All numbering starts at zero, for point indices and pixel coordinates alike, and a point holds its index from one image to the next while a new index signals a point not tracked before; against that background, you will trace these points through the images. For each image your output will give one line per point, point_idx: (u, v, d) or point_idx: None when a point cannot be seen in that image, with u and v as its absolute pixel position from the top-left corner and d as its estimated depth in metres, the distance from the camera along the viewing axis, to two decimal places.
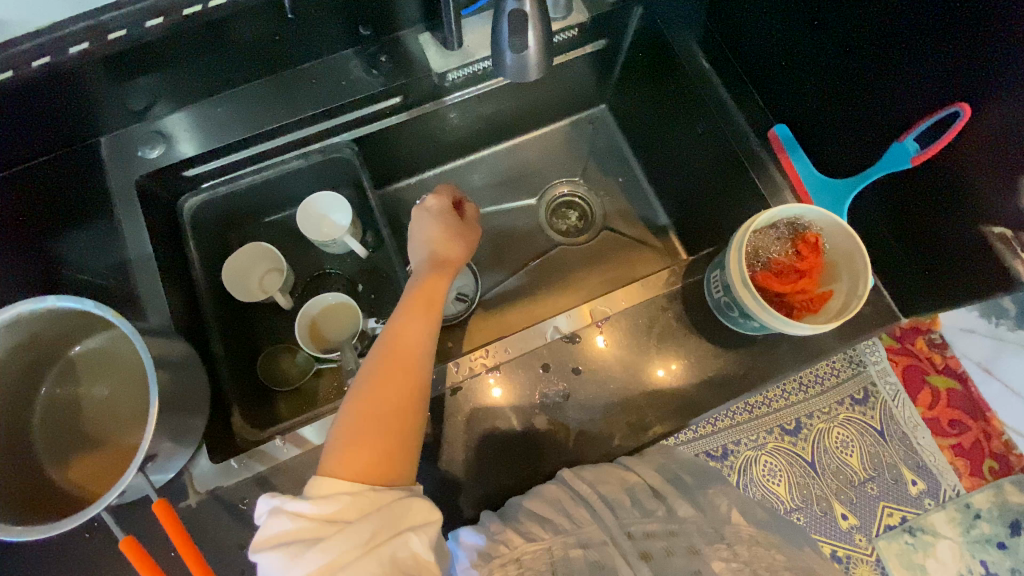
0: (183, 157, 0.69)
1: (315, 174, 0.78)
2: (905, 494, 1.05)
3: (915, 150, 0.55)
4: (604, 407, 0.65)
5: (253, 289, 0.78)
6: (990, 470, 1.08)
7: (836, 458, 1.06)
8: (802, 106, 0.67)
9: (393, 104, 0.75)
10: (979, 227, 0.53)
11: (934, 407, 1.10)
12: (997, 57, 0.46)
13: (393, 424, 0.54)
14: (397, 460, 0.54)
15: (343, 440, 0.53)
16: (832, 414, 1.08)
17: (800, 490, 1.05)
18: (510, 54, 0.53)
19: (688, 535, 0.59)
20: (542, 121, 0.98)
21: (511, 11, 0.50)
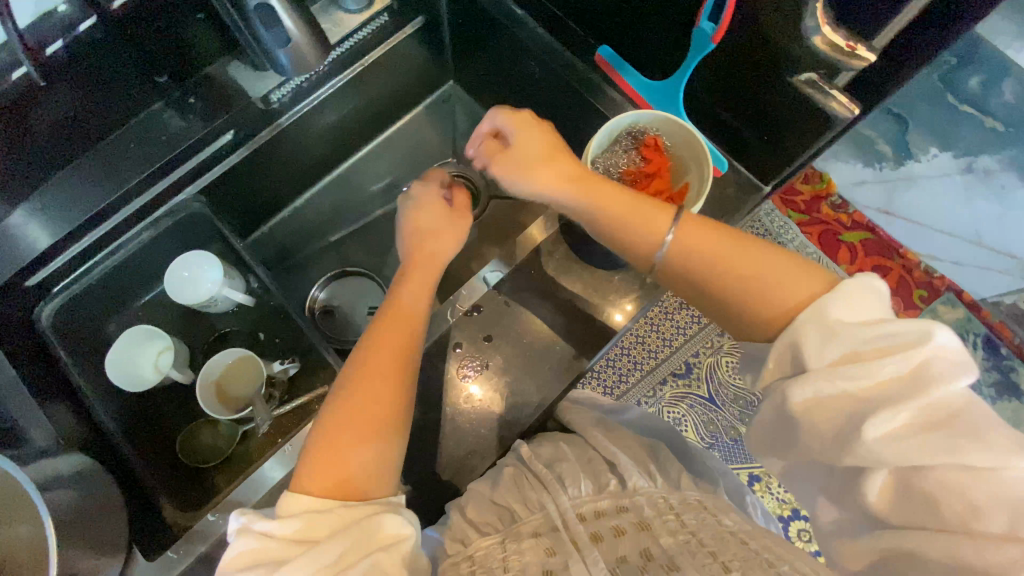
0: (38, 251, 0.63)
1: (175, 241, 0.74)
2: None
3: (711, 30, 0.57)
4: (518, 366, 0.76)
5: (146, 374, 0.72)
6: (921, 299, 1.26)
7: (731, 385, 1.33)
8: (610, 25, 0.69)
9: (229, 140, 0.72)
10: (790, 80, 0.56)
11: (856, 260, 1.27)
12: None
13: (368, 436, 0.51)
14: (374, 476, 0.50)
15: (316, 450, 0.50)
16: (718, 347, 1.35)
17: (708, 427, 1.30)
18: (283, 53, 0.59)
19: (638, 507, 0.58)
20: (396, 114, 0.96)
21: None
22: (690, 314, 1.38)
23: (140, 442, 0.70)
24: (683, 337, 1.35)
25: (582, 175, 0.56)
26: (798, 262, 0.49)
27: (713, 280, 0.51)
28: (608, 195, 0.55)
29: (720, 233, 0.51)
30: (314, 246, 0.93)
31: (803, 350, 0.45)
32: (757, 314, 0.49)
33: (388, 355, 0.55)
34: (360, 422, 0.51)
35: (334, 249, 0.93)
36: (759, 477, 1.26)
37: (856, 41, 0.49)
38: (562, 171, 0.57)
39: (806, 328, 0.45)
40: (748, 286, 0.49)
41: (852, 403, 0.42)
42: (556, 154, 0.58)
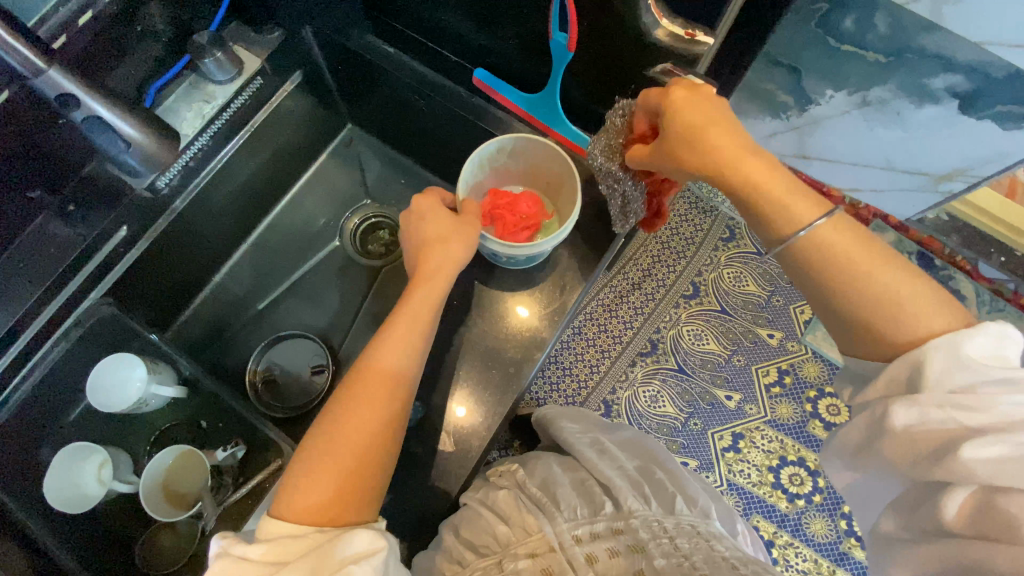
0: None
1: (91, 348, 0.71)
2: (768, 348, 1.36)
3: (565, 40, 0.59)
4: (492, 396, 0.78)
5: (90, 491, 0.69)
6: None
7: (697, 352, 1.36)
8: (480, 47, 0.70)
9: (124, 237, 0.70)
10: (647, 73, 0.58)
11: None
12: None
13: (351, 465, 0.51)
14: (355, 502, 0.50)
15: (298, 470, 0.51)
16: (676, 318, 1.38)
17: (683, 398, 1.32)
18: (132, 157, 0.63)
19: (634, 530, 0.59)
20: (299, 169, 0.95)
21: None
22: (643, 293, 1.40)
23: (97, 565, 0.67)
24: (641, 317, 1.38)
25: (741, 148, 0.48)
26: (938, 294, 0.44)
27: (850, 286, 0.45)
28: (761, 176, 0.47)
29: (862, 245, 0.45)
30: (244, 317, 0.90)
31: (925, 370, 0.41)
32: (890, 329, 0.44)
33: (379, 384, 0.54)
34: (345, 449, 0.51)
35: (266, 315, 0.91)
36: (742, 434, 1.30)
37: (694, 28, 0.52)
38: (702, 146, 0.49)
39: (936, 352, 0.41)
40: (893, 306, 0.44)
41: (956, 429, 0.40)
42: (704, 128, 0.48)
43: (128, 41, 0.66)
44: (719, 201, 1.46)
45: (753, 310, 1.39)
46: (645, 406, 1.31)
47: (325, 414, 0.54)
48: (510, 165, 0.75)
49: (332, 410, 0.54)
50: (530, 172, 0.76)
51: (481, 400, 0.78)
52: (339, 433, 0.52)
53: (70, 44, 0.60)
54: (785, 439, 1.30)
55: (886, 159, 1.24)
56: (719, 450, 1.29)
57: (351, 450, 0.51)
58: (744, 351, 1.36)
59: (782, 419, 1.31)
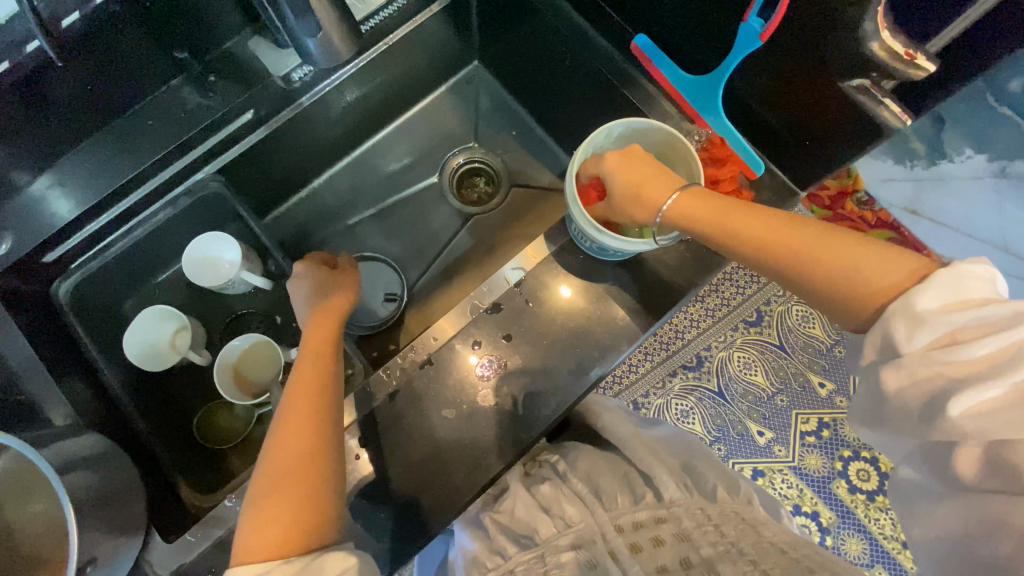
0: (61, 222, 0.62)
1: (192, 220, 0.73)
2: (815, 397, 1.31)
3: (761, 27, 0.54)
4: None
5: (163, 351, 0.72)
6: None
7: (741, 381, 1.32)
8: (653, 14, 0.65)
9: (249, 119, 0.70)
10: (839, 85, 0.53)
11: None
12: None
13: (302, 484, 0.47)
14: (317, 521, 0.46)
15: (247, 517, 0.46)
16: (730, 341, 1.34)
17: (715, 420, 1.30)
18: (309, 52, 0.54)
19: (678, 519, 0.59)
20: (416, 95, 0.92)
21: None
22: (705, 307, 1.35)
23: (158, 421, 0.70)
24: (695, 330, 1.34)
25: (714, 211, 0.53)
26: (883, 249, 0.46)
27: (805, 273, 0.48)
28: (691, 207, 0.54)
29: (801, 232, 0.49)
30: (328, 229, 0.91)
31: (897, 336, 0.42)
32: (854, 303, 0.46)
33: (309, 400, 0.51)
34: (289, 471, 0.47)
35: (349, 232, 0.91)
36: (763, 472, 1.27)
37: (914, 49, 0.46)
38: (646, 202, 0.57)
39: (898, 316, 0.42)
40: (848, 278, 0.46)
41: (945, 381, 0.40)
42: (641, 188, 0.57)
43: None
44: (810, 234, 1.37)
45: (811, 353, 1.33)
46: (674, 417, 1.29)
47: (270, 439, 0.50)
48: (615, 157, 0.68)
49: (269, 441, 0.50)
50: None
51: None
52: (280, 458, 0.48)
53: None
54: (804, 488, 1.26)
55: (1004, 237, 1.21)
56: None
57: (300, 471, 0.47)
58: (788, 392, 1.32)
59: (808, 469, 1.27)
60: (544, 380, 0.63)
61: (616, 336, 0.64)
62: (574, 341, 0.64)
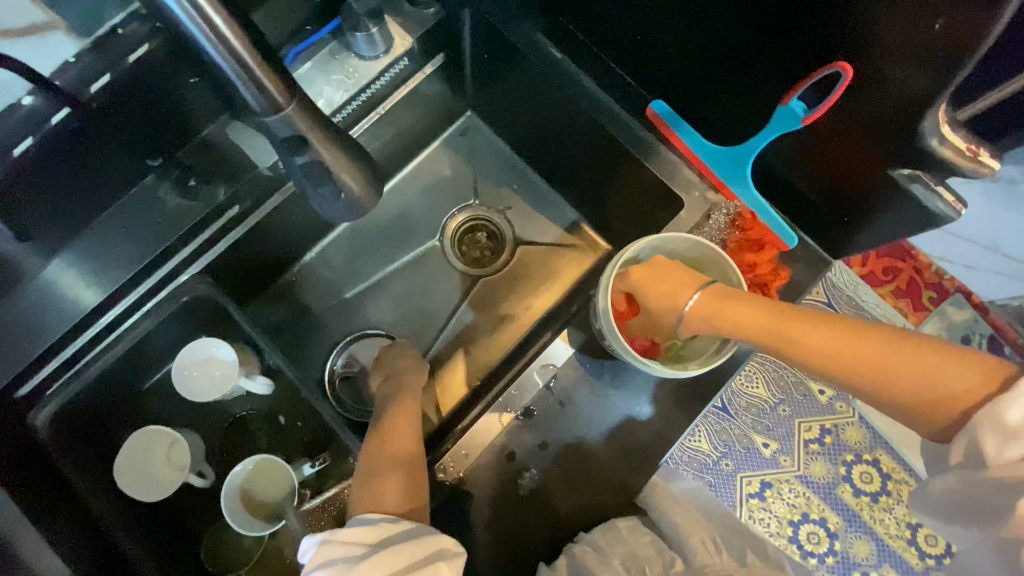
0: (89, 307, 0.58)
1: (178, 324, 0.66)
2: (815, 404, 1.09)
3: (803, 111, 0.50)
4: None
5: (159, 475, 0.65)
6: (930, 300, 1.16)
7: (743, 394, 1.09)
8: (672, 83, 0.61)
9: (235, 214, 0.63)
10: (886, 172, 0.50)
11: (867, 262, 1.16)
12: (853, 21, 0.42)
13: (404, 467, 0.56)
14: (416, 494, 0.54)
15: (362, 490, 0.54)
16: None
17: (721, 436, 1.07)
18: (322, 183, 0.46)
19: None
20: (409, 154, 0.86)
21: (304, 165, 0.42)
22: None
23: (162, 547, 0.64)
24: None
25: (760, 316, 0.51)
26: (949, 352, 0.42)
27: (868, 378, 0.44)
28: (737, 313, 0.52)
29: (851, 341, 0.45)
30: (324, 305, 0.84)
31: (982, 447, 0.39)
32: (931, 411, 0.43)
33: (404, 427, 0.62)
34: (390, 459, 0.56)
35: (348, 307, 0.85)
36: (770, 486, 1.05)
37: (977, 144, 0.44)
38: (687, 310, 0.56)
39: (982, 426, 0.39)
40: (921, 382, 0.42)
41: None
42: (674, 290, 0.56)
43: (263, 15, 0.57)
44: None
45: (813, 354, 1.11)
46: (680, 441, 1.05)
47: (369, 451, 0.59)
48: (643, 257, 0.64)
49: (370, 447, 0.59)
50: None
51: None
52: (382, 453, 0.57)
53: None
54: (812, 497, 1.06)
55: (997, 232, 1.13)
56: (743, 495, 1.05)
57: (398, 460, 0.56)
58: (791, 400, 1.09)
59: (815, 477, 1.07)
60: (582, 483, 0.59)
61: (653, 429, 0.61)
62: (611, 442, 0.60)
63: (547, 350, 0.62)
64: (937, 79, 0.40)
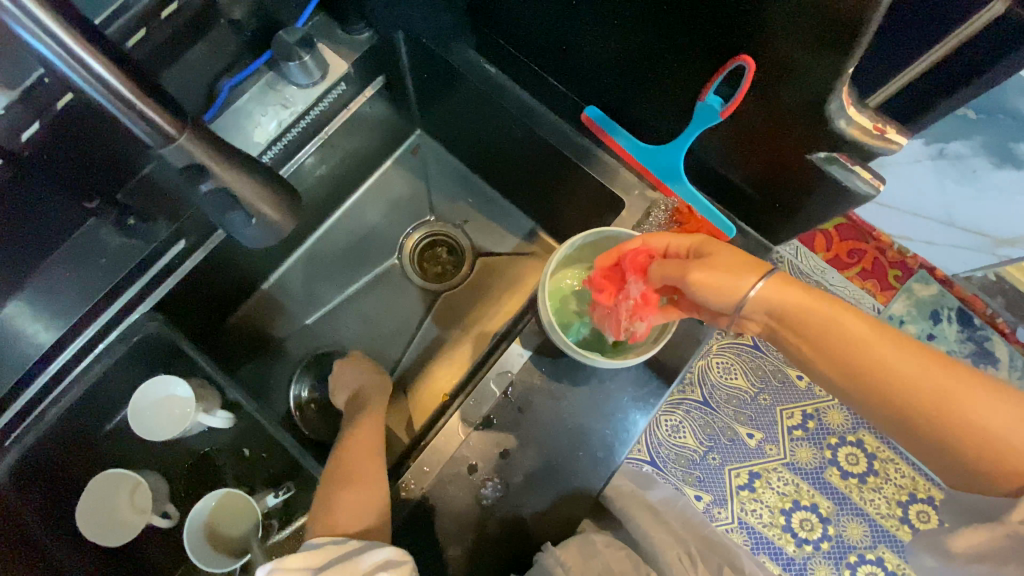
0: (42, 346, 0.59)
1: (134, 364, 0.66)
2: (796, 390, 1.08)
3: (720, 105, 0.52)
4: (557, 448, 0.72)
5: (118, 519, 0.64)
6: (896, 279, 1.18)
7: (723, 386, 1.07)
8: (602, 88, 0.63)
9: (184, 248, 0.64)
10: (806, 155, 0.51)
11: (831, 246, 1.20)
12: (748, 17, 0.44)
13: (365, 480, 0.57)
14: (375, 510, 0.55)
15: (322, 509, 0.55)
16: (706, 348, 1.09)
17: (705, 429, 1.05)
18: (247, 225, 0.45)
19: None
20: (362, 176, 0.87)
21: (210, 192, 0.42)
22: None
23: None
24: None
25: (876, 335, 0.43)
26: None
27: (946, 394, 0.40)
28: (848, 322, 0.43)
29: (958, 380, 0.41)
30: (288, 333, 0.84)
31: None
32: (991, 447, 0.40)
33: (369, 440, 0.64)
34: (357, 472, 0.58)
35: (312, 333, 0.85)
36: (758, 476, 1.03)
37: (883, 122, 0.45)
38: (784, 305, 0.46)
39: None
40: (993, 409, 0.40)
41: None
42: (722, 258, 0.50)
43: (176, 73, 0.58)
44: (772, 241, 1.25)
45: None
46: (664, 436, 1.04)
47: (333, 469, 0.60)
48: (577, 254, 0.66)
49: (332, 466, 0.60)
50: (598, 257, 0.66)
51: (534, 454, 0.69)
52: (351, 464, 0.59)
53: (144, 39, 0.53)
54: (800, 483, 1.04)
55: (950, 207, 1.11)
56: (733, 487, 1.03)
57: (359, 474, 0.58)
58: (772, 387, 1.08)
59: (802, 464, 1.05)
60: (547, 487, 0.59)
61: (614, 427, 0.61)
62: (573, 444, 0.60)
63: (502, 358, 0.62)
64: (831, 64, 0.42)
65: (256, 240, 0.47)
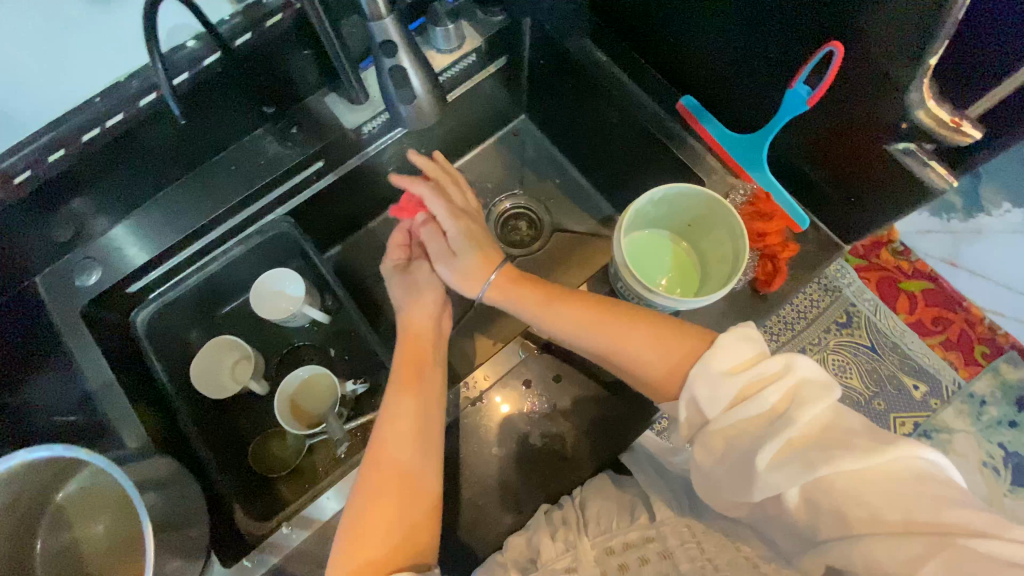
0: (136, 265, 0.68)
1: (260, 257, 0.78)
2: (912, 400, 1.12)
3: (807, 92, 0.57)
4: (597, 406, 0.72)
5: (224, 382, 0.77)
6: (982, 355, 1.16)
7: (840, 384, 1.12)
8: (701, 78, 0.70)
9: (318, 168, 0.75)
10: (886, 147, 0.55)
11: (914, 310, 1.18)
12: (843, 4, 0.50)
13: (398, 493, 0.55)
14: (414, 530, 0.54)
15: (350, 526, 0.54)
16: (822, 345, 1.14)
17: None
18: (403, 108, 0.57)
19: (664, 538, 0.57)
20: (468, 145, 0.98)
21: (391, 68, 0.54)
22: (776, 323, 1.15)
23: (216, 442, 0.74)
24: (792, 330, 1.16)
25: (557, 304, 0.64)
26: (676, 346, 0.56)
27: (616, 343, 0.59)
28: (563, 310, 0.63)
29: (627, 327, 0.59)
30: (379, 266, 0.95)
31: (704, 402, 0.52)
32: (644, 370, 0.58)
33: (406, 432, 0.58)
34: (388, 487, 0.55)
35: None
36: None
37: (961, 117, 0.48)
38: (529, 296, 0.65)
39: (702, 377, 0.52)
40: (649, 345, 0.58)
41: (751, 434, 0.48)
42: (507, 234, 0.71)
43: (351, 23, 0.70)
44: (844, 283, 1.19)
45: (902, 351, 1.15)
46: None
47: (365, 479, 0.57)
48: (651, 210, 0.69)
49: (365, 474, 0.57)
50: (672, 213, 0.69)
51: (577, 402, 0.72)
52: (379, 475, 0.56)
53: None
54: None
55: None
56: None
57: (394, 484, 0.55)
58: (887, 395, 1.12)
59: None
60: None
61: None
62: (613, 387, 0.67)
63: None
64: (917, 50, 0.47)
65: (408, 124, 0.58)
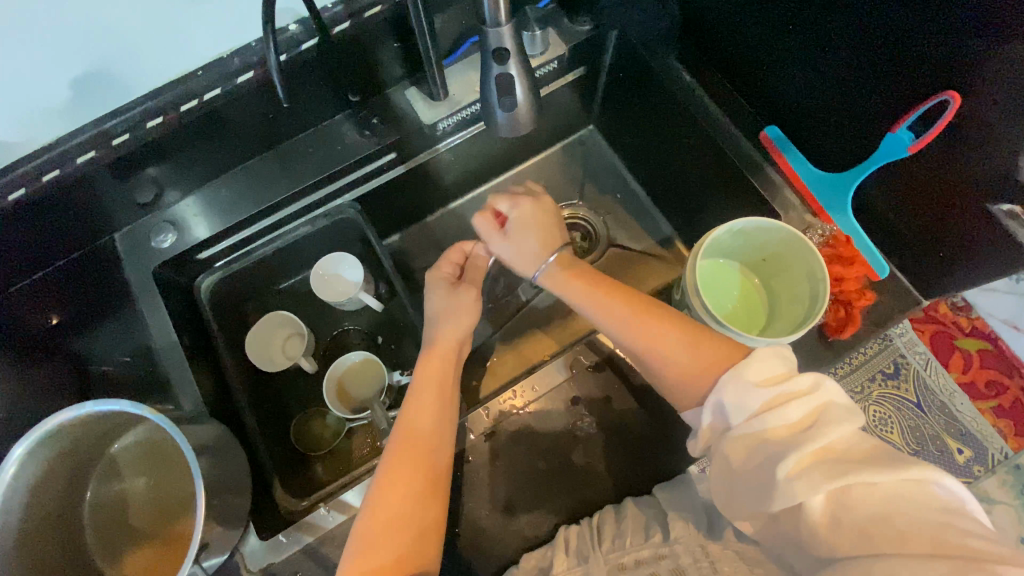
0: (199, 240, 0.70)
1: (323, 238, 0.79)
2: (955, 464, 1.05)
3: (911, 139, 0.55)
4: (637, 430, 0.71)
5: (275, 357, 0.79)
6: None
7: (876, 436, 1.06)
8: (793, 109, 0.68)
9: (390, 159, 0.76)
10: (987, 206, 0.53)
11: (968, 370, 1.13)
12: (962, 56, 0.47)
13: (419, 486, 0.55)
14: (429, 524, 0.55)
15: (365, 523, 0.54)
16: (866, 392, 1.08)
17: None
18: (500, 113, 0.56)
19: (676, 556, 0.56)
20: (534, 150, 0.98)
21: (496, 74, 0.53)
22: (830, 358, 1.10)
23: (261, 414, 0.76)
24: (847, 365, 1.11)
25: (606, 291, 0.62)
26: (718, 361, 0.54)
27: (644, 336, 0.57)
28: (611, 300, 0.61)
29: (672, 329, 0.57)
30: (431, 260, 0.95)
31: (729, 406, 0.50)
32: (676, 374, 0.56)
33: (426, 432, 0.59)
34: (408, 480, 0.55)
35: None
36: None
37: None
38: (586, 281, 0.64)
39: (728, 383, 0.50)
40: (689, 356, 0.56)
41: (770, 446, 0.47)
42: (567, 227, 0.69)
43: (443, 18, 0.71)
44: (897, 333, 1.14)
45: (948, 412, 1.09)
46: None
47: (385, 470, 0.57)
48: (728, 241, 0.68)
49: (387, 465, 0.57)
50: (748, 247, 0.68)
51: (618, 422, 0.71)
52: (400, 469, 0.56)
53: None
54: None
55: None
56: None
57: (414, 479, 0.56)
58: (928, 453, 1.05)
59: None
60: None
61: None
62: None
63: None
64: None
65: (502, 128, 0.57)
